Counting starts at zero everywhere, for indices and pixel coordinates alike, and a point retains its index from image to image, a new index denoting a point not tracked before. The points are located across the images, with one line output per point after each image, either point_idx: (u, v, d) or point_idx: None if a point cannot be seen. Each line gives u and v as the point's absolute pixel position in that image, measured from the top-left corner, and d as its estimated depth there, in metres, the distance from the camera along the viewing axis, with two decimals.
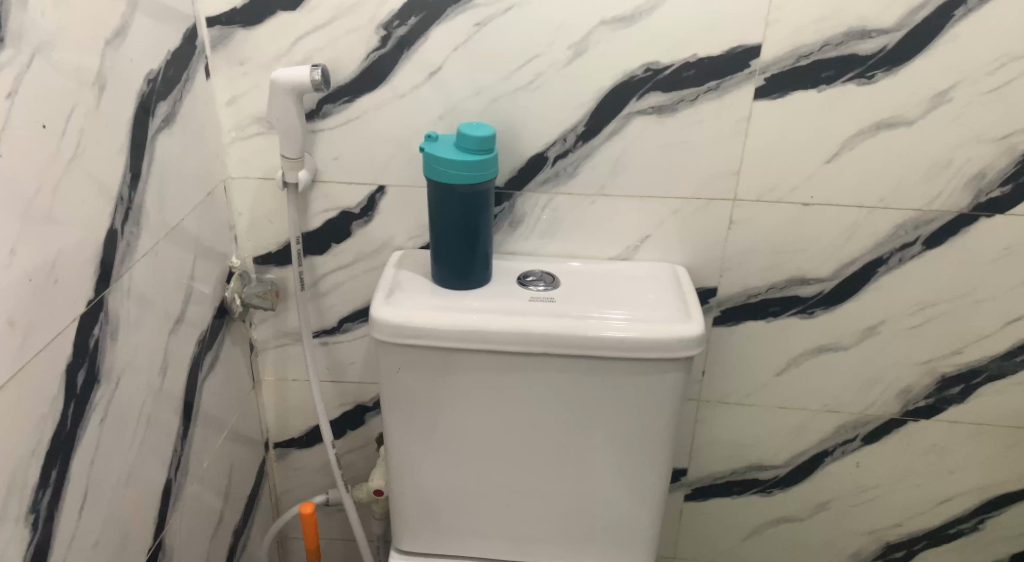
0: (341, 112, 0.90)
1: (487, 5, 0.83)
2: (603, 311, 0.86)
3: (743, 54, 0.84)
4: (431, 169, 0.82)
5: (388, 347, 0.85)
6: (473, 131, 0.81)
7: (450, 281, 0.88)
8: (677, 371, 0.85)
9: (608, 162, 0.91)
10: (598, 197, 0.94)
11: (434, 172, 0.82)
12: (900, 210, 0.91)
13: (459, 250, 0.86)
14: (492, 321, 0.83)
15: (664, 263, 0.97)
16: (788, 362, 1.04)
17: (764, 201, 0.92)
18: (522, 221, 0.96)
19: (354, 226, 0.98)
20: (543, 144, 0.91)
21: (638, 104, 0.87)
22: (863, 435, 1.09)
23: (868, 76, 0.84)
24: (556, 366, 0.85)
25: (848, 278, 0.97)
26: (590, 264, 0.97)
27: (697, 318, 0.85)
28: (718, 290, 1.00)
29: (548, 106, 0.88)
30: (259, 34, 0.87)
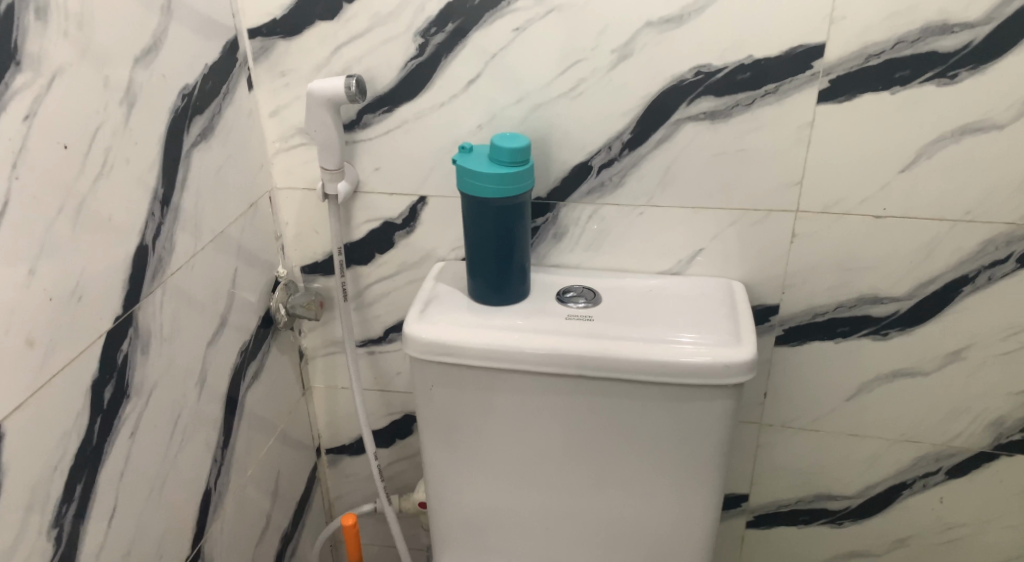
0: (381, 121, 0.89)
1: (526, 9, 0.79)
2: (645, 331, 0.80)
3: (804, 54, 0.77)
4: (464, 183, 0.79)
5: (421, 364, 0.83)
6: (506, 143, 0.77)
7: (485, 296, 0.85)
8: (724, 399, 0.79)
9: (656, 172, 0.86)
10: (646, 208, 0.88)
11: (466, 186, 0.79)
12: (988, 223, 0.81)
13: (494, 265, 0.83)
14: (526, 341, 0.80)
15: (719, 278, 0.91)
16: (860, 386, 0.95)
17: (830, 214, 0.85)
18: (567, 233, 0.92)
19: (396, 236, 0.97)
20: (587, 153, 0.86)
21: (688, 110, 0.82)
22: (947, 469, 0.98)
23: (950, 75, 0.75)
24: (593, 389, 0.80)
25: (928, 298, 0.87)
26: (640, 278, 0.91)
27: (748, 342, 0.78)
28: (781, 308, 0.92)
29: (591, 113, 0.84)
30: (299, 44, 0.86)
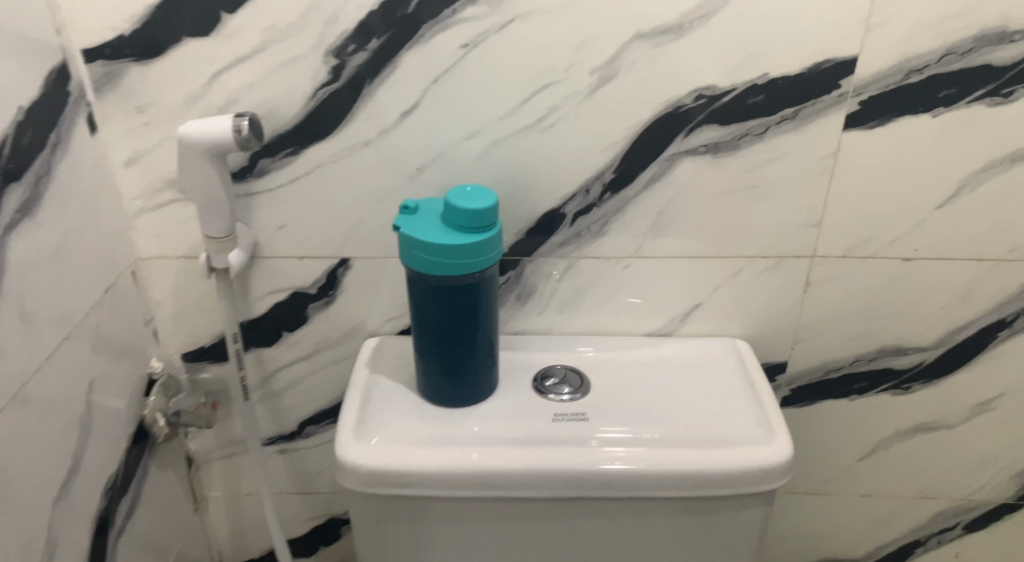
0: (284, 168, 0.67)
1: (479, 18, 0.60)
2: (622, 430, 0.63)
3: (832, 71, 0.61)
4: (411, 257, 0.59)
5: (363, 495, 0.63)
6: (466, 203, 0.57)
7: (442, 396, 0.66)
8: (755, 508, 0.63)
9: (646, 218, 0.68)
10: (633, 260, 0.71)
11: (415, 260, 0.58)
12: None
13: (452, 357, 0.64)
14: (505, 460, 0.61)
15: (719, 336, 0.75)
16: (876, 445, 0.82)
17: (852, 257, 0.70)
18: (534, 294, 0.73)
19: (310, 309, 0.75)
20: (559, 198, 0.67)
21: (686, 142, 0.64)
22: (965, 523, 0.87)
23: (1005, 92, 0.62)
24: (593, 511, 0.63)
25: (958, 346, 0.75)
26: (605, 350, 0.73)
27: (781, 436, 0.63)
28: (789, 366, 0.78)
29: (566, 149, 0.65)
30: (161, 69, 0.62)
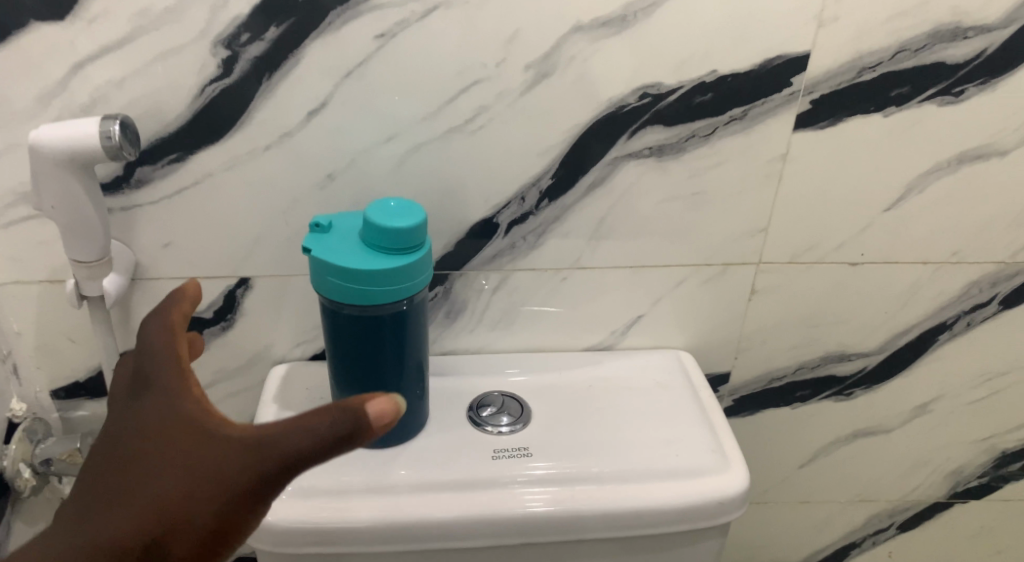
0: (166, 178, 0.56)
1: (397, 5, 0.52)
2: (543, 466, 0.58)
3: (782, 68, 0.57)
4: (325, 284, 0.50)
5: (276, 554, 0.55)
6: (389, 222, 0.49)
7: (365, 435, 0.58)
8: (709, 540, 0.59)
9: (586, 226, 0.62)
10: (572, 272, 0.65)
11: (330, 288, 0.50)
12: (976, 264, 0.68)
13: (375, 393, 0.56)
14: (441, 509, 0.54)
15: (662, 349, 0.70)
16: (816, 451, 0.80)
17: (799, 263, 0.67)
18: (464, 311, 0.66)
19: (206, 333, 0.65)
20: (491, 207, 0.60)
21: (628, 144, 0.59)
22: (899, 522, 0.86)
23: (956, 91, 0.59)
24: (538, 556, 0.57)
25: (900, 350, 0.73)
26: (532, 372, 0.67)
27: (736, 464, 0.59)
28: (732, 376, 0.74)
29: (498, 153, 0.58)
30: (5, 59, 0.51)
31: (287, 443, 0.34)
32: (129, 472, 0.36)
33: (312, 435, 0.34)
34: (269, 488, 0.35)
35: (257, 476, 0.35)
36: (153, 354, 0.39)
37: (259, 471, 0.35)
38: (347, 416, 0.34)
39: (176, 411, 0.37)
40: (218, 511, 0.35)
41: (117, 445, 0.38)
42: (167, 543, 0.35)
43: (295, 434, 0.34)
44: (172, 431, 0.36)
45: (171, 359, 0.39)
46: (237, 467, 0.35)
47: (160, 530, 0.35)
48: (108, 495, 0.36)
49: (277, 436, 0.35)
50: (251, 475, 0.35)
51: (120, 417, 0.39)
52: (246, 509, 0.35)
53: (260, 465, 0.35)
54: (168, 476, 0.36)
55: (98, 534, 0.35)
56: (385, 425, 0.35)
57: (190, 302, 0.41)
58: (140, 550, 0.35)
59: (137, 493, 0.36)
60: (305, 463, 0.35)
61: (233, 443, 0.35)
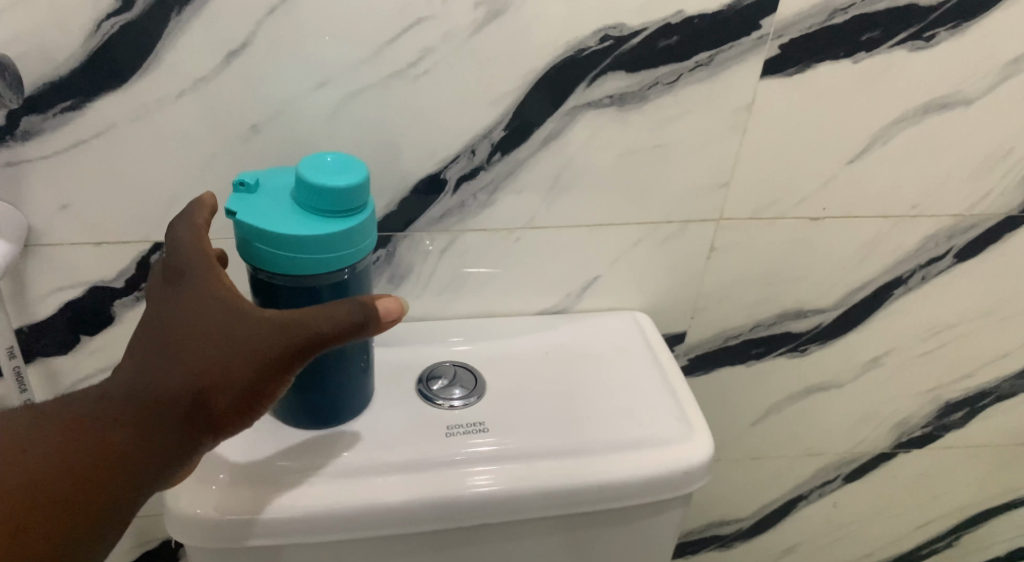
0: (60, 129, 0.48)
1: None
2: (489, 441, 0.54)
3: (751, 10, 0.53)
4: (253, 252, 0.44)
5: (206, 549, 0.50)
6: (327, 180, 0.44)
7: (302, 415, 0.53)
8: (671, 511, 0.57)
9: (541, 181, 0.57)
10: (525, 232, 0.60)
11: (259, 257, 0.44)
12: (933, 217, 0.67)
13: (313, 369, 0.51)
14: (390, 493, 0.50)
15: (619, 310, 0.67)
16: (769, 407, 0.79)
17: (759, 219, 0.64)
18: (409, 276, 0.60)
19: (117, 307, 0.56)
20: (438, 162, 0.55)
21: (588, 92, 0.54)
22: (845, 474, 0.87)
23: (927, 36, 0.56)
24: (494, 535, 0.54)
25: (855, 305, 0.72)
26: (477, 341, 0.62)
27: (699, 432, 0.57)
28: (688, 335, 0.71)
29: (445, 101, 0.52)
30: None
31: (316, 321, 0.39)
32: (164, 344, 0.40)
33: (333, 318, 0.39)
34: (294, 360, 0.40)
35: (290, 348, 0.39)
36: (188, 251, 0.43)
37: (287, 346, 0.39)
38: (365, 305, 0.40)
39: (210, 295, 0.41)
40: (257, 376, 0.39)
41: (149, 324, 0.41)
42: (202, 406, 0.39)
43: (320, 317, 0.39)
44: (206, 309, 0.40)
45: (202, 256, 0.43)
46: (269, 341, 0.39)
47: (196, 393, 0.39)
48: (143, 362, 0.40)
49: (306, 317, 0.40)
50: (281, 349, 0.39)
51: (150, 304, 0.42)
52: (278, 377, 0.39)
53: (289, 341, 0.39)
54: (203, 346, 0.39)
55: (135, 395, 0.39)
56: (391, 321, 0.41)
57: (211, 215, 0.45)
58: (178, 410, 0.38)
59: (178, 358, 0.39)
60: (327, 342, 0.40)
61: (264, 321, 0.40)
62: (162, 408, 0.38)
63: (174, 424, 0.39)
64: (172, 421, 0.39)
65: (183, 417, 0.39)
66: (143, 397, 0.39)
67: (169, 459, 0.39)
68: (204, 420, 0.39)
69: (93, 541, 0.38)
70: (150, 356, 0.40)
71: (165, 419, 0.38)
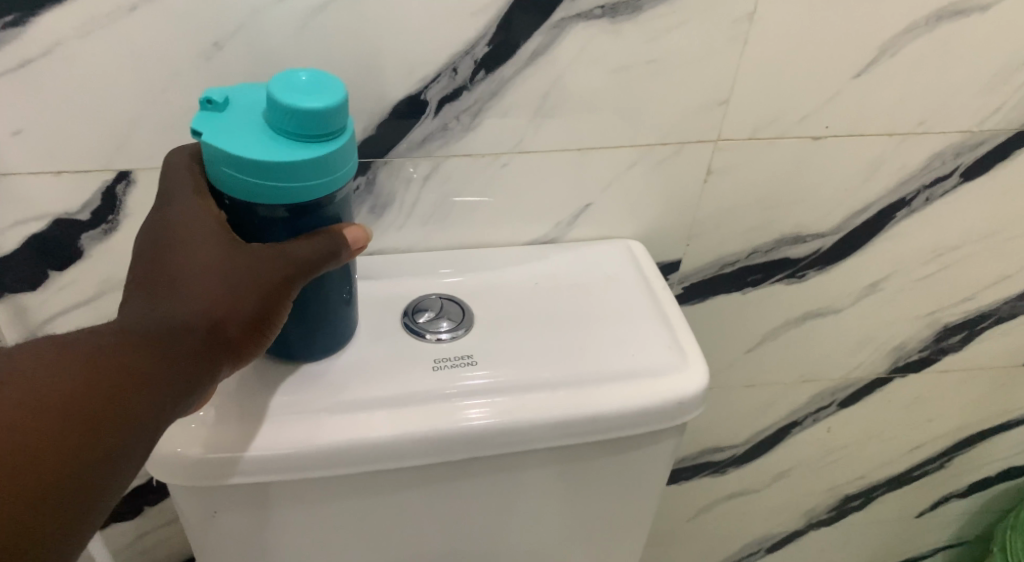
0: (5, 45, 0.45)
1: None
2: (480, 374, 0.52)
3: None
4: (222, 178, 0.42)
5: (188, 487, 0.48)
6: (298, 101, 0.40)
7: (283, 348, 0.51)
8: (666, 440, 0.56)
9: (528, 100, 0.54)
10: (512, 156, 0.57)
11: (228, 183, 0.41)
12: (941, 134, 0.64)
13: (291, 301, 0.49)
14: (376, 428, 0.49)
15: (612, 238, 0.64)
16: (765, 335, 0.78)
17: (759, 139, 0.61)
18: (392, 205, 0.58)
19: (83, 241, 0.53)
20: (417, 81, 0.51)
21: (578, 2, 0.50)
22: (840, 400, 0.86)
23: None
24: (485, 467, 0.53)
25: (856, 229, 0.69)
26: (466, 272, 0.60)
27: (694, 361, 0.55)
28: (683, 263, 0.69)
29: (423, 13, 0.48)
30: None
31: (309, 251, 0.42)
32: (168, 276, 0.39)
33: (323, 246, 0.43)
34: (294, 287, 0.42)
35: (291, 275, 0.41)
36: (176, 185, 0.42)
37: (289, 273, 0.41)
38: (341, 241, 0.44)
39: (207, 226, 0.41)
40: (265, 301, 0.41)
41: (146, 258, 0.40)
42: (216, 335, 0.39)
43: (313, 245, 0.42)
44: (207, 241, 0.40)
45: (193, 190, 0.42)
46: (272, 270, 0.41)
47: (211, 322, 0.39)
48: (149, 294, 0.39)
49: (300, 246, 0.42)
50: (284, 276, 0.41)
51: (141, 239, 0.41)
52: (279, 303, 0.41)
53: (291, 269, 0.41)
54: (212, 276, 0.39)
55: (149, 326, 0.38)
56: (359, 249, 0.45)
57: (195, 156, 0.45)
58: (195, 336, 0.38)
59: (186, 286, 0.39)
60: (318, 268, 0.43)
61: (264, 250, 0.41)
62: (178, 337, 0.38)
63: (191, 354, 0.38)
64: (191, 351, 0.38)
65: (199, 344, 0.39)
66: (157, 327, 0.38)
67: (190, 388, 0.39)
68: (220, 347, 0.39)
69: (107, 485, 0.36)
70: (154, 287, 0.39)
71: (184, 348, 0.38)
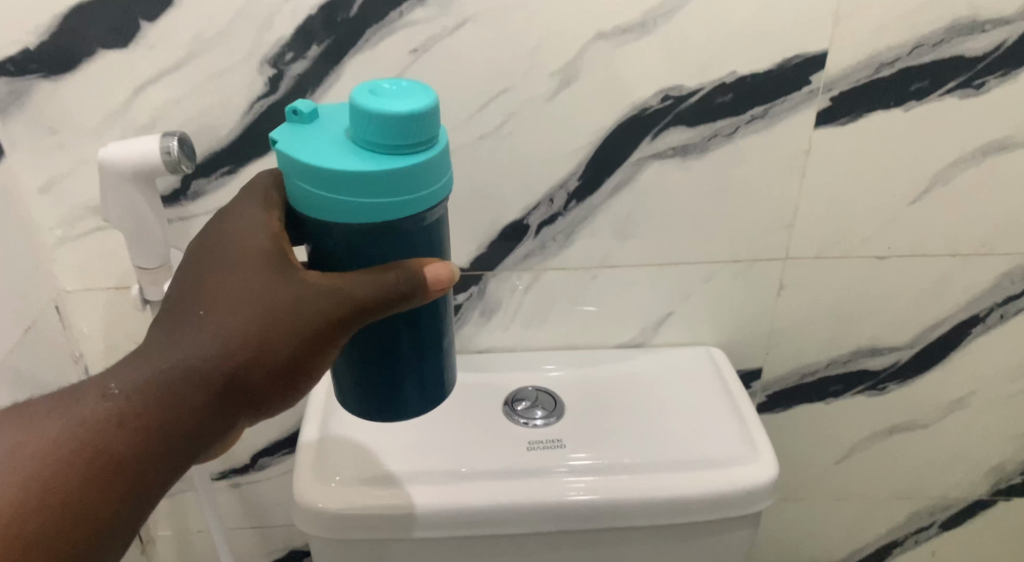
0: (220, 188, 0.61)
1: (429, 21, 0.55)
2: (585, 456, 0.60)
3: (802, 66, 0.58)
4: (298, 194, 0.38)
5: (324, 540, 0.58)
6: (380, 106, 0.36)
7: (367, 403, 0.45)
8: (742, 530, 0.61)
9: (613, 225, 0.65)
10: (602, 270, 0.67)
11: (305, 198, 0.38)
12: (1005, 256, 0.68)
13: (376, 348, 0.43)
14: (479, 498, 0.57)
15: (694, 345, 0.72)
16: (853, 446, 0.81)
17: (825, 258, 0.68)
18: (499, 310, 0.69)
19: None
20: (521, 208, 0.63)
21: (653, 145, 0.61)
22: (941, 520, 0.86)
23: (977, 84, 0.59)
24: (573, 543, 0.59)
25: (932, 344, 0.73)
26: (571, 368, 0.69)
27: (764, 454, 0.60)
28: (764, 372, 0.75)
29: (526, 157, 0.61)
30: (77, 85, 0.56)
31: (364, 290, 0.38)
32: (208, 309, 0.39)
33: (386, 283, 0.38)
34: (341, 330, 0.39)
35: (335, 319, 0.39)
36: (240, 214, 0.42)
37: (334, 316, 0.38)
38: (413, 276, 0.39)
39: (260, 252, 0.40)
40: (303, 346, 0.39)
41: (196, 280, 0.40)
42: (248, 374, 0.38)
43: (370, 280, 0.38)
44: (251, 270, 0.40)
45: (260, 215, 0.42)
46: (319, 308, 0.38)
47: (239, 361, 0.38)
48: (185, 323, 0.39)
49: (354, 279, 0.38)
50: (332, 316, 0.38)
51: (197, 258, 0.41)
52: (321, 346, 0.39)
53: (337, 311, 0.38)
54: (248, 312, 0.39)
55: (179, 362, 0.38)
56: (441, 288, 0.40)
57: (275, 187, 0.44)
58: (224, 375, 0.38)
59: (223, 322, 0.38)
60: (377, 304, 0.39)
61: (314, 286, 0.39)
62: (204, 373, 0.38)
63: (213, 393, 0.38)
64: (217, 391, 0.38)
65: (227, 384, 0.38)
66: (187, 365, 0.38)
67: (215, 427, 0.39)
68: (251, 387, 0.39)
69: (106, 538, 0.37)
70: (195, 319, 0.39)
71: (210, 386, 0.38)
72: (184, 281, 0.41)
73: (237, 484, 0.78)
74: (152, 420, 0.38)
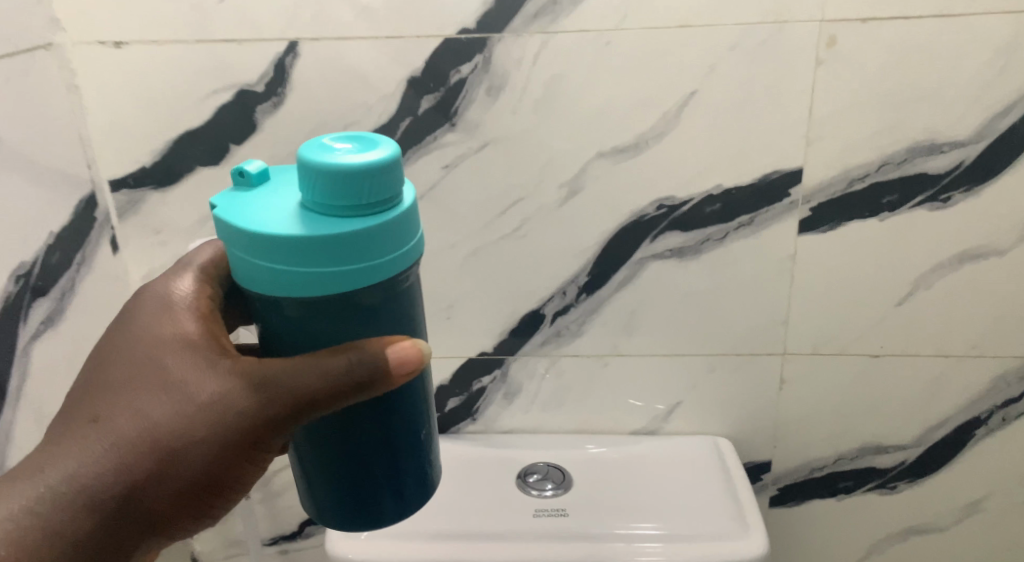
0: None
1: (458, 142, 0.66)
2: (647, 526, 0.66)
3: (780, 180, 0.67)
4: (245, 265, 0.38)
5: None
6: (317, 166, 0.36)
7: (337, 507, 0.43)
8: None
9: (619, 318, 0.73)
10: (612, 358, 0.74)
11: (252, 268, 0.37)
12: (998, 358, 0.72)
13: (345, 450, 0.42)
14: (486, 554, 0.64)
15: (703, 435, 0.77)
16: (871, 546, 0.82)
17: (822, 354, 0.73)
18: (520, 393, 0.77)
19: None
20: (538, 300, 0.72)
21: (651, 247, 0.70)
22: None
23: (943, 197, 0.66)
24: None
25: (937, 443, 0.76)
26: (615, 447, 0.75)
27: (754, 531, 0.65)
28: (774, 464, 0.79)
29: (540, 256, 0.70)
30: (178, 193, 0.70)
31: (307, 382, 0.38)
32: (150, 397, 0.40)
33: (331, 374, 0.38)
34: (283, 420, 0.39)
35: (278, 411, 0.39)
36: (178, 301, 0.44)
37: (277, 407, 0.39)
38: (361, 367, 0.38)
39: (193, 338, 0.42)
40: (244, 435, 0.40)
41: (137, 362, 0.41)
42: (174, 465, 0.39)
43: (312, 371, 0.38)
44: (193, 358, 0.41)
45: (188, 289, 0.44)
46: (261, 398, 0.39)
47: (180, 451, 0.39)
48: (125, 411, 0.40)
49: (298, 369, 0.38)
50: (274, 407, 0.39)
51: (137, 341, 0.42)
52: (264, 435, 0.40)
53: (279, 402, 0.39)
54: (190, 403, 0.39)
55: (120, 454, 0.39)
56: (402, 374, 0.39)
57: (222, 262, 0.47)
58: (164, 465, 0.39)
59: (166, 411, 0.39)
60: (324, 393, 0.38)
61: (256, 377, 0.39)
62: (144, 464, 0.39)
63: (154, 483, 0.39)
64: (158, 481, 0.39)
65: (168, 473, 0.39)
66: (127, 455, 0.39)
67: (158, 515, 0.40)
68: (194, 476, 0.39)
69: None
70: (136, 407, 0.40)
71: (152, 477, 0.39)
72: (125, 363, 0.41)
73: (286, 551, 0.86)
74: (96, 509, 0.38)
